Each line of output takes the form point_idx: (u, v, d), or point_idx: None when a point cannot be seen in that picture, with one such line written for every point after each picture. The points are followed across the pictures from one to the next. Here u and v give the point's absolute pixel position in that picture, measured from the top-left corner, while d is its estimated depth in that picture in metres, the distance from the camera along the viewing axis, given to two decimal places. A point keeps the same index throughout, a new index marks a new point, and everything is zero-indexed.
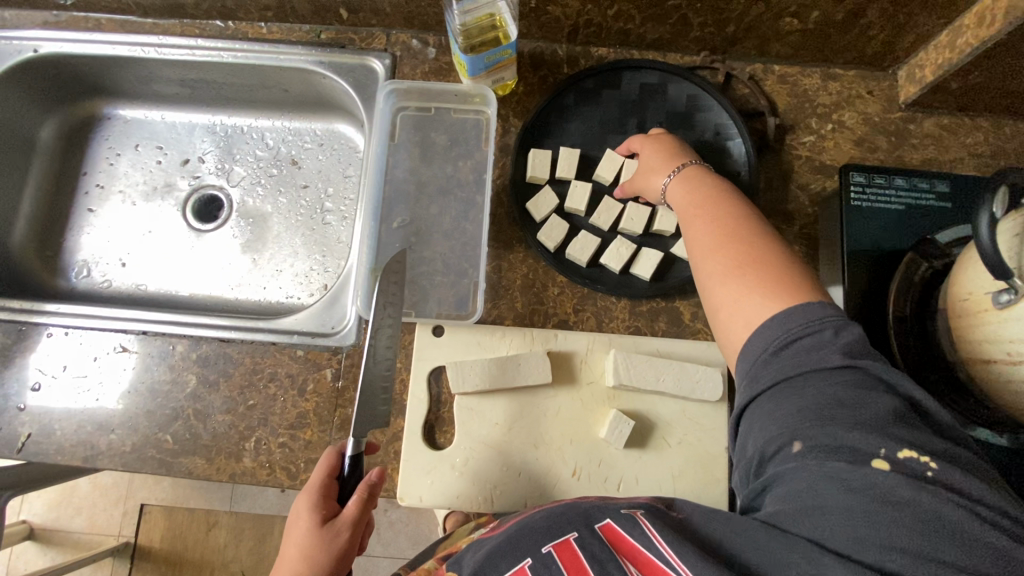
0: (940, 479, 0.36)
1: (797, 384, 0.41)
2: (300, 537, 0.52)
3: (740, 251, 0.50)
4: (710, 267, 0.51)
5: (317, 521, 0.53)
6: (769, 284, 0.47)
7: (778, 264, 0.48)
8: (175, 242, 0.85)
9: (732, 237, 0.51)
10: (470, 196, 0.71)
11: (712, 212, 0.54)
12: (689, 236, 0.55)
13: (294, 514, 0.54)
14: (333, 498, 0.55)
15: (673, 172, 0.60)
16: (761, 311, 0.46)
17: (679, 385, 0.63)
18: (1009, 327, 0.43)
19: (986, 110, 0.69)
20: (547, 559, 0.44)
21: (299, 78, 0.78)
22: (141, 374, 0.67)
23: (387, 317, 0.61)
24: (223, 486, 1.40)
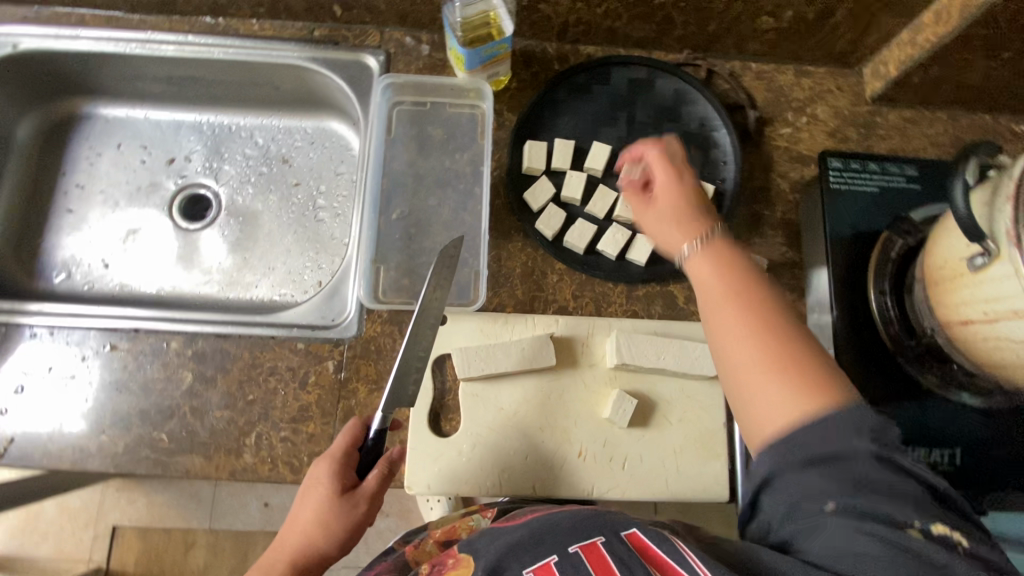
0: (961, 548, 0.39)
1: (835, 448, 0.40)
2: (318, 501, 0.55)
3: (766, 355, 0.45)
4: (738, 358, 0.46)
5: (334, 491, 0.56)
6: (797, 383, 0.43)
7: (801, 356, 0.44)
8: (161, 242, 0.83)
9: (764, 334, 0.46)
10: (467, 188, 0.72)
11: (765, 345, 0.45)
12: (726, 353, 0.47)
13: (314, 478, 0.57)
14: (353, 471, 0.57)
15: (698, 240, 0.52)
16: (786, 400, 0.43)
17: (680, 362, 0.65)
18: (985, 288, 0.47)
19: (943, 103, 0.75)
20: (573, 557, 0.45)
21: (292, 74, 0.78)
22: (132, 373, 0.65)
23: (435, 298, 0.62)
24: (202, 503, 1.35)
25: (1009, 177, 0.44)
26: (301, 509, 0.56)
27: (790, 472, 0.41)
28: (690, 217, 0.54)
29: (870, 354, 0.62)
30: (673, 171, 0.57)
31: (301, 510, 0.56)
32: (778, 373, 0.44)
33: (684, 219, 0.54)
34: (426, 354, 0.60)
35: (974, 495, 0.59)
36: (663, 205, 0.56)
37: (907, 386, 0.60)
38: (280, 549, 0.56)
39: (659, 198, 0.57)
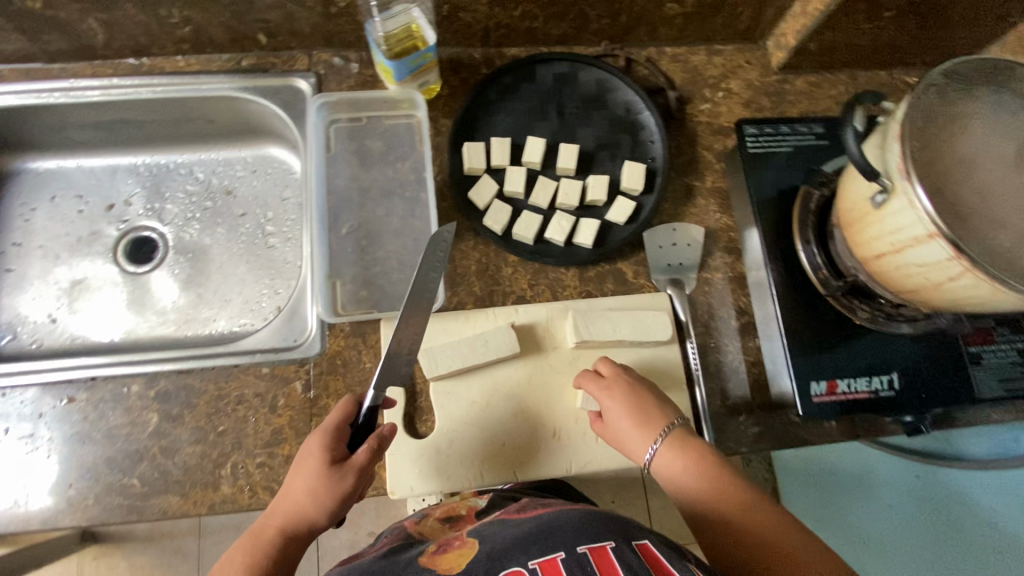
0: None
1: None
2: (310, 472, 0.55)
3: (751, 516, 0.54)
4: (733, 519, 0.54)
5: (326, 461, 0.56)
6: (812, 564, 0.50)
7: (775, 521, 0.53)
8: (109, 289, 0.81)
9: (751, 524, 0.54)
10: (413, 195, 0.73)
11: (701, 472, 0.57)
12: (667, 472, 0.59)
13: (306, 451, 0.57)
14: (344, 444, 0.58)
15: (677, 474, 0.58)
16: None
17: (636, 332, 0.68)
18: (889, 222, 0.52)
19: (841, 66, 0.82)
20: (582, 558, 0.45)
21: (224, 106, 0.79)
22: (94, 423, 0.63)
23: (426, 283, 0.64)
24: (187, 557, 1.30)
25: (894, 121, 0.50)
26: (294, 480, 0.56)
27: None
28: (648, 420, 0.61)
29: (805, 299, 0.66)
30: (616, 393, 0.62)
31: (294, 480, 0.56)
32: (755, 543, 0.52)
33: (648, 421, 0.61)
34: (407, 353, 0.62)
35: (917, 414, 0.64)
36: (620, 417, 0.61)
37: (842, 323, 0.65)
38: (272, 519, 0.56)
39: (608, 407, 0.62)
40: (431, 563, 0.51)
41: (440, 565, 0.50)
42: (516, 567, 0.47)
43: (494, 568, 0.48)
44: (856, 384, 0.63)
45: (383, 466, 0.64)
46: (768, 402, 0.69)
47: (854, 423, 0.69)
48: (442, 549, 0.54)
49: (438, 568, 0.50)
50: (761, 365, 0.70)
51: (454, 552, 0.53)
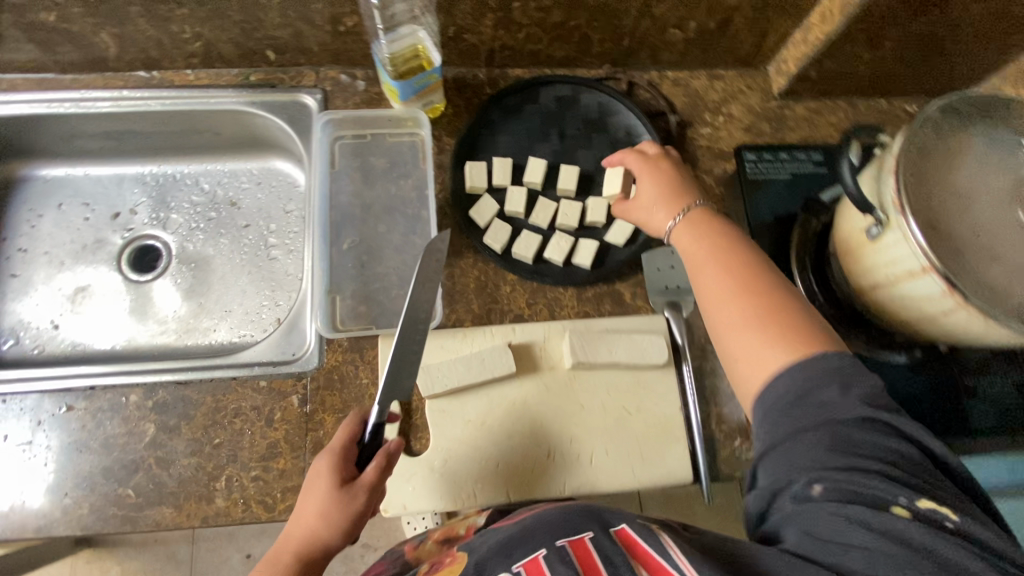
0: (961, 529, 0.40)
1: (810, 425, 0.44)
2: (321, 493, 0.56)
3: (739, 288, 0.54)
4: (725, 313, 0.53)
5: (335, 481, 0.56)
6: (777, 331, 0.49)
7: (794, 318, 0.50)
8: (112, 297, 0.82)
9: (755, 293, 0.53)
10: (414, 212, 0.74)
11: (714, 240, 0.58)
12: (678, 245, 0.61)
13: (314, 473, 0.57)
14: (353, 462, 0.58)
15: (676, 215, 0.62)
16: (776, 360, 0.48)
17: (631, 354, 0.68)
18: (883, 254, 0.52)
19: (841, 93, 0.83)
20: (561, 550, 0.46)
21: (232, 120, 0.80)
22: (92, 432, 0.64)
23: (423, 298, 0.63)
24: (180, 563, 1.31)
25: (890, 153, 0.51)
26: (305, 502, 0.56)
27: (778, 447, 0.45)
28: (681, 202, 0.63)
29: None
30: (653, 171, 0.66)
31: (305, 504, 0.56)
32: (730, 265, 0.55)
33: (675, 200, 0.63)
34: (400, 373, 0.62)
35: None
36: (650, 189, 0.65)
37: None
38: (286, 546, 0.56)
39: (642, 187, 0.66)
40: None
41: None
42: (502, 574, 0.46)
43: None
44: None
45: None
46: None
47: None
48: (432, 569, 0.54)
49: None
50: None
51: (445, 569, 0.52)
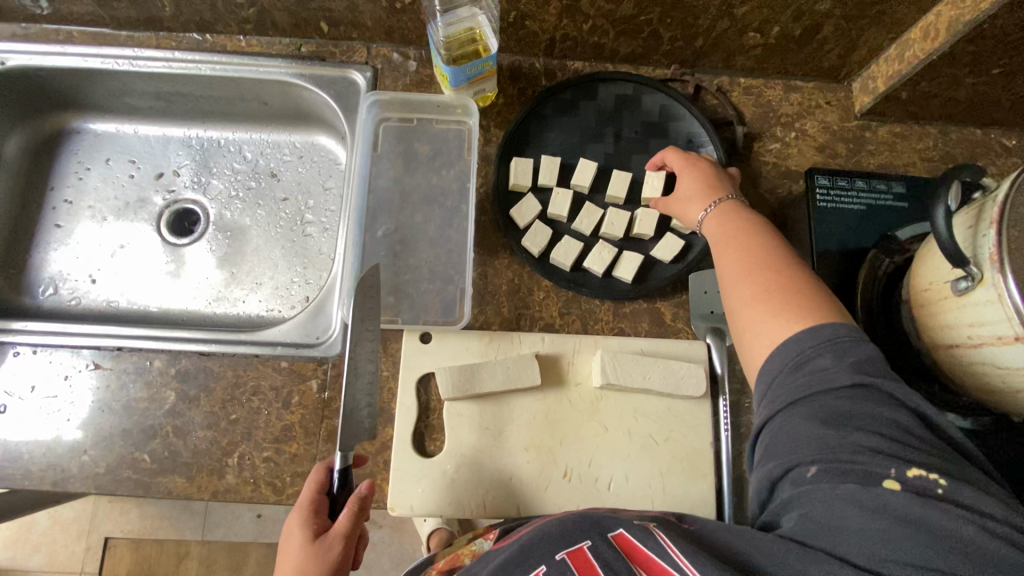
0: (952, 496, 0.37)
1: (806, 400, 0.42)
2: (294, 554, 0.52)
3: (752, 269, 0.52)
4: (737, 292, 0.52)
5: (308, 536, 0.53)
6: (788, 307, 0.48)
7: (801, 295, 0.48)
8: (148, 257, 0.83)
9: (770, 269, 0.51)
10: (454, 204, 0.71)
11: (738, 225, 0.57)
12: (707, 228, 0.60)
13: (285, 537, 0.54)
14: (326, 513, 0.55)
15: (710, 207, 0.60)
16: (783, 331, 0.47)
17: (665, 381, 0.64)
18: (967, 312, 0.47)
19: (932, 118, 0.75)
20: (561, 565, 0.43)
21: (279, 90, 0.78)
22: (115, 392, 0.64)
23: (366, 332, 0.61)
24: (195, 514, 1.36)
25: (992, 201, 0.45)
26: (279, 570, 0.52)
27: (772, 419, 0.44)
28: (715, 188, 0.61)
29: None
30: (688, 167, 0.64)
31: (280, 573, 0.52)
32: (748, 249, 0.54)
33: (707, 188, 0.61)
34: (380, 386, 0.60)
35: None
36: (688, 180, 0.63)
37: None
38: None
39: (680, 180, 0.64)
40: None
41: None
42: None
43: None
44: None
45: (386, 479, 0.63)
46: None
47: None
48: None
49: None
50: None
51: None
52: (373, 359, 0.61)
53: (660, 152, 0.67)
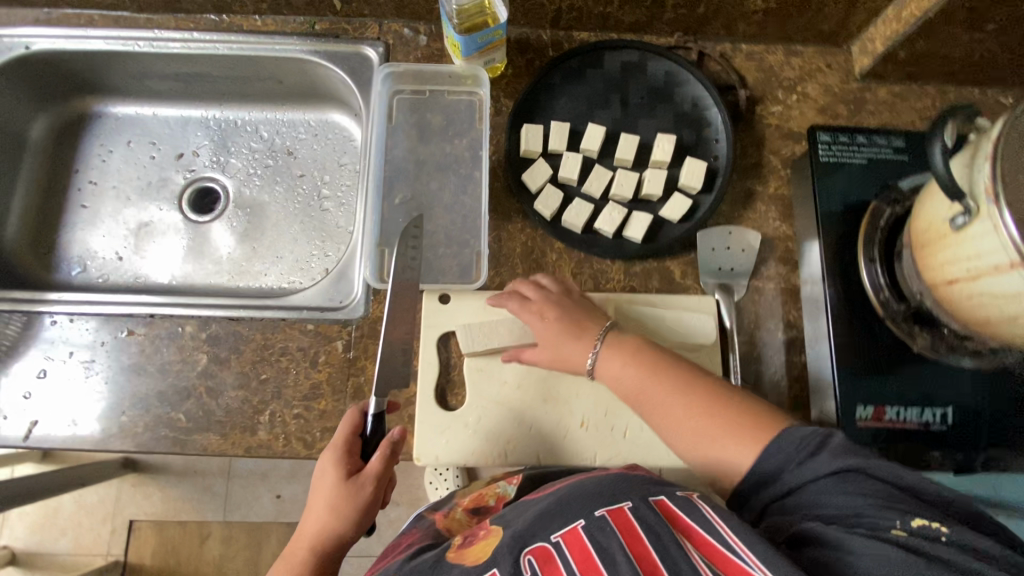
0: (955, 540, 0.39)
1: (807, 466, 0.45)
2: (328, 491, 0.56)
3: (691, 395, 0.54)
4: (676, 433, 0.54)
5: (340, 478, 0.57)
6: (734, 428, 0.50)
7: (734, 408, 0.52)
8: (170, 234, 0.85)
9: (704, 398, 0.54)
10: (467, 171, 0.73)
11: (638, 364, 0.58)
12: (606, 373, 0.60)
13: (320, 470, 0.57)
14: (357, 457, 0.58)
15: (596, 350, 0.61)
16: (739, 454, 0.49)
17: (677, 332, 0.67)
18: (966, 246, 0.49)
19: (930, 78, 0.77)
20: (601, 520, 0.45)
21: (294, 68, 0.81)
22: (149, 356, 0.67)
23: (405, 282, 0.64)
24: (215, 496, 1.40)
25: (987, 138, 0.47)
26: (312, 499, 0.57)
27: (782, 500, 0.46)
28: (585, 331, 0.62)
29: (860, 319, 0.63)
30: (550, 306, 0.63)
31: (312, 502, 0.57)
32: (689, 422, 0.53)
33: (575, 327, 0.62)
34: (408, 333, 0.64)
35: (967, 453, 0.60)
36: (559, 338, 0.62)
37: (898, 349, 0.62)
38: (301, 542, 0.57)
39: (546, 329, 0.62)
40: (458, 556, 0.50)
41: (469, 559, 0.49)
42: (542, 542, 0.46)
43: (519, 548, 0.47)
44: (905, 413, 0.60)
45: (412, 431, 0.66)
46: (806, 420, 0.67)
47: None
48: (467, 542, 0.53)
49: (465, 562, 0.49)
50: (804, 383, 0.68)
51: (479, 544, 0.51)
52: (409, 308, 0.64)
53: (494, 295, 0.66)
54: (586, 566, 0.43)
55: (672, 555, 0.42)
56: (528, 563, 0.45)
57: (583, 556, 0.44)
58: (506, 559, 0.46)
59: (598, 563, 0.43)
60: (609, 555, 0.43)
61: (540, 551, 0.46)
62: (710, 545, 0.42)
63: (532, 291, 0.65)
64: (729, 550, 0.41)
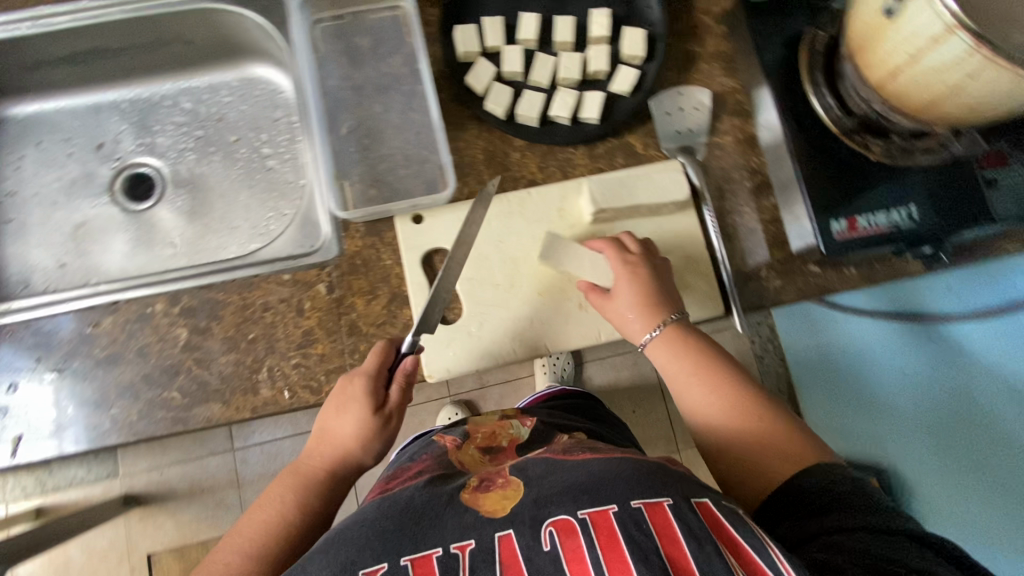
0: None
1: (824, 481, 0.50)
2: (348, 417, 0.60)
3: (743, 416, 0.58)
4: (720, 423, 0.59)
5: (363, 405, 0.60)
6: (781, 455, 0.55)
7: (780, 439, 0.56)
8: (112, 229, 0.80)
9: (755, 423, 0.58)
10: (410, 88, 0.71)
11: (692, 359, 0.62)
12: (658, 355, 0.63)
13: (349, 397, 0.60)
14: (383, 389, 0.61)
15: (654, 330, 0.63)
16: (778, 468, 0.55)
17: (652, 193, 0.67)
18: (903, 31, 0.50)
19: None
20: (635, 510, 0.47)
21: (200, 22, 0.75)
22: (124, 344, 0.64)
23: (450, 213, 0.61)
24: (231, 507, 1.38)
25: None
26: (329, 419, 0.60)
27: (793, 487, 0.52)
28: (650, 305, 0.63)
29: (818, 142, 0.65)
30: (635, 271, 0.63)
31: (329, 421, 0.60)
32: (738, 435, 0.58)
33: (647, 308, 0.63)
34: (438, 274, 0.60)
35: (934, 244, 0.65)
36: (627, 300, 0.63)
37: (857, 164, 0.65)
38: (315, 455, 0.62)
39: (618, 285, 0.63)
40: (473, 500, 0.52)
41: (484, 508, 0.51)
42: (565, 515, 0.48)
43: (540, 515, 0.49)
44: (875, 219, 0.64)
45: None
46: (787, 255, 0.70)
47: (874, 270, 0.70)
48: (483, 487, 0.54)
49: (481, 508, 0.51)
50: (778, 223, 0.70)
51: (497, 494, 0.52)
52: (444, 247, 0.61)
53: (601, 239, 0.66)
54: (611, 552, 0.45)
55: (707, 555, 0.44)
56: (549, 535, 0.47)
57: (607, 542, 0.46)
58: (524, 527, 0.48)
59: (625, 550, 0.45)
60: (641, 554, 0.45)
61: (562, 523, 0.48)
62: (743, 555, 0.45)
63: (634, 244, 0.65)
64: (759, 552, 0.44)
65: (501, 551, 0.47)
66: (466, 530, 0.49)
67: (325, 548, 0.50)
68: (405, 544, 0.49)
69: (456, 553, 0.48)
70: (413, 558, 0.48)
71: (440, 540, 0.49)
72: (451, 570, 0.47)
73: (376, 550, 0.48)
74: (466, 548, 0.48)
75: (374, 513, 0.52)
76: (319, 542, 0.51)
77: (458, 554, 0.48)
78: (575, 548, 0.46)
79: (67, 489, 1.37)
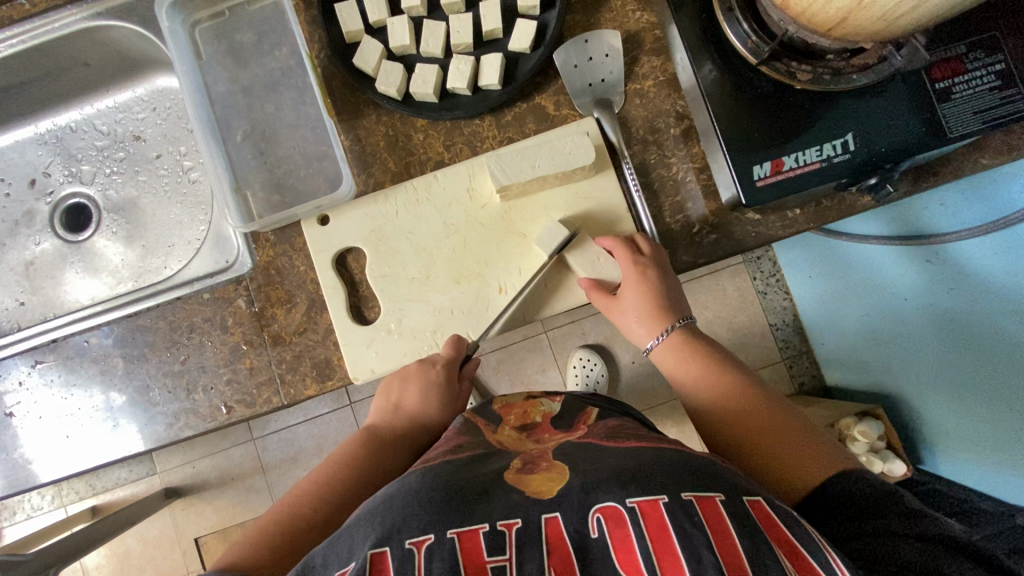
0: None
1: (851, 478, 0.46)
2: (429, 395, 0.60)
3: (753, 419, 0.54)
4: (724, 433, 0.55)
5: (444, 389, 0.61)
6: (797, 456, 0.49)
7: (799, 443, 0.50)
8: (57, 262, 0.82)
9: (767, 425, 0.53)
10: (300, 81, 0.68)
11: (692, 364, 0.59)
12: (664, 360, 0.61)
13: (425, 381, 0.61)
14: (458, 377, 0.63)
15: (659, 334, 0.61)
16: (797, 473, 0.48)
17: (555, 161, 0.61)
18: None
19: None
20: (688, 504, 0.40)
21: (88, 42, 0.73)
22: (69, 378, 0.68)
23: (397, 226, 0.65)
24: (260, 491, 1.42)
25: None
26: (409, 395, 0.61)
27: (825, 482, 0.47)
28: (658, 311, 0.61)
29: (738, 77, 0.58)
30: (645, 275, 0.60)
31: (408, 396, 0.61)
32: (735, 434, 0.54)
33: (652, 315, 0.61)
34: (389, 277, 0.65)
35: (880, 175, 0.58)
36: (632, 302, 0.61)
37: (781, 99, 0.57)
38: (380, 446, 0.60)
39: (624, 291, 0.61)
40: (517, 482, 0.45)
41: (530, 487, 0.44)
42: (613, 502, 0.41)
43: (587, 500, 0.42)
44: (805, 157, 0.57)
45: (342, 356, 0.65)
46: (721, 207, 0.64)
47: (822, 208, 0.63)
48: (528, 468, 0.47)
49: (525, 489, 0.44)
50: (709, 170, 0.64)
51: (542, 474, 0.46)
52: (404, 252, 0.65)
53: (611, 238, 0.62)
54: (662, 545, 0.38)
55: (760, 556, 0.37)
56: (596, 522, 0.41)
57: (659, 533, 0.39)
58: (572, 512, 0.41)
59: (676, 544, 0.38)
60: (691, 548, 0.37)
61: (611, 510, 0.41)
62: (797, 556, 0.38)
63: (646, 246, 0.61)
64: (814, 554, 0.38)
65: (548, 532, 0.41)
66: (515, 507, 0.42)
67: (367, 518, 0.43)
68: (452, 517, 0.42)
69: (503, 531, 0.41)
70: (460, 532, 0.41)
71: (488, 515, 0.42)
72: (499, 549, 0.40)
73: (423, 521, 0.41)
74: (514, 527, 0.41)
75: (419, 485, 0.45)
76: (361, 512, 0.44)
77: (505, 532, 0.41)
78: (623, 538, 0.39)
79: (115, 489, 1.44)
